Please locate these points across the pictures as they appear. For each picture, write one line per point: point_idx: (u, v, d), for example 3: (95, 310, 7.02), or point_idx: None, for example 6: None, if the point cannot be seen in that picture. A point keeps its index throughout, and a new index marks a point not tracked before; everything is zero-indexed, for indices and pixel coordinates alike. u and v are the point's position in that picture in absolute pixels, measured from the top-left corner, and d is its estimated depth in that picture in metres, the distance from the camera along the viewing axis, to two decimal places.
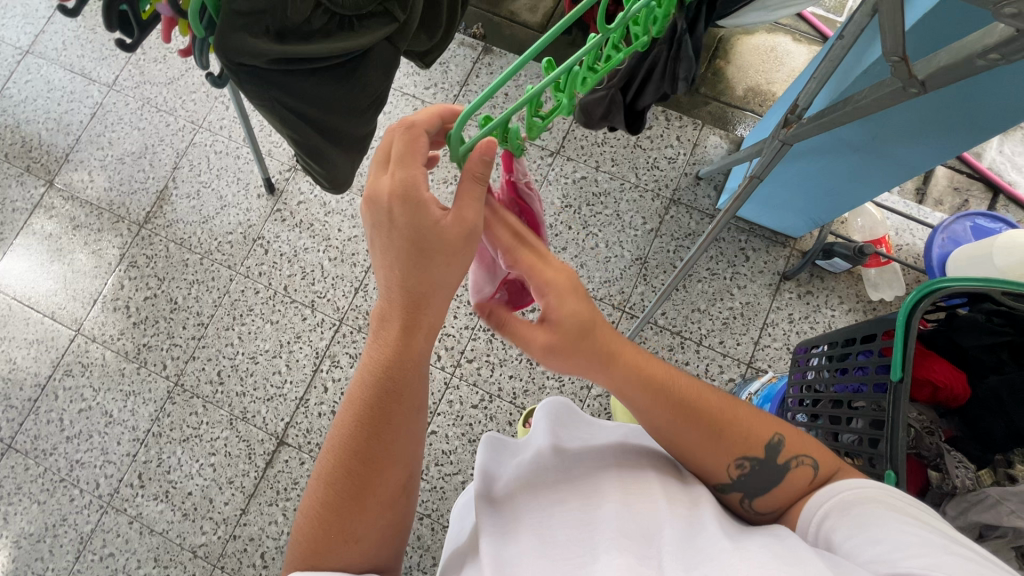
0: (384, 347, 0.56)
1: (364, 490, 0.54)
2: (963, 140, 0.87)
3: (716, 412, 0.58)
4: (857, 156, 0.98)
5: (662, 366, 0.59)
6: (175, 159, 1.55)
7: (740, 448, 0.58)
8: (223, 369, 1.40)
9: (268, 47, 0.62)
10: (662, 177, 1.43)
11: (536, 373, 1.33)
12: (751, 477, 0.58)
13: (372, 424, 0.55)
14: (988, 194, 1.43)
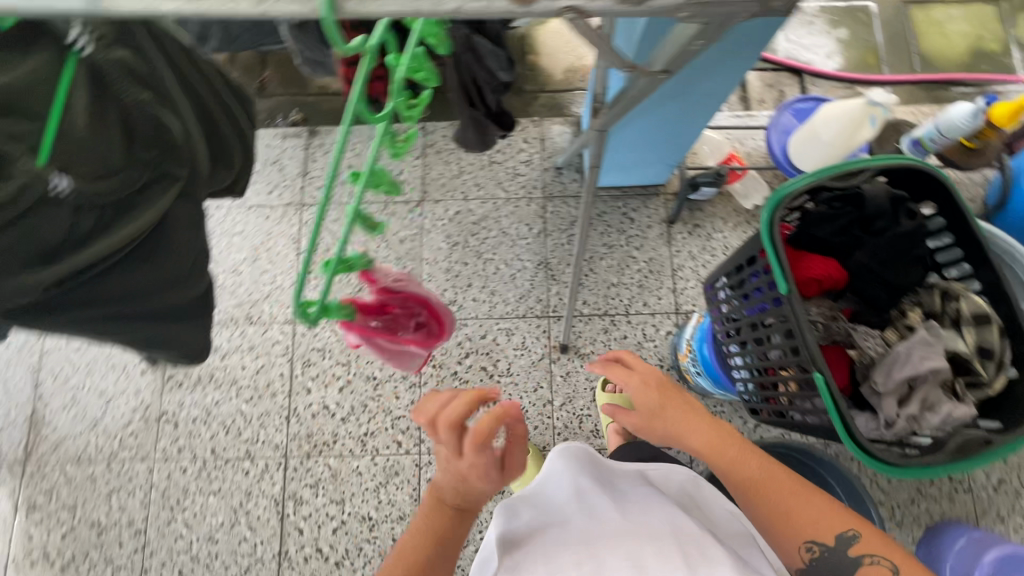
0: (456, 479, 0.68)
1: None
2: (751, 58, 0.93)
3: (796, 497, 0.75)
4: (676, 101, 1.04)
5: (740, 458, 0.79)
6: (31, 376, 1.38)
7: (810, 535, 0.73)
8: (186, 564, 1.26)
9: (41, 280, 0.60)
10: (528, 180, 1.46)
11: None
12: (819, 561, 0.73)
13: (439, 538, 0.70)
14: (795, 80, 1.61)
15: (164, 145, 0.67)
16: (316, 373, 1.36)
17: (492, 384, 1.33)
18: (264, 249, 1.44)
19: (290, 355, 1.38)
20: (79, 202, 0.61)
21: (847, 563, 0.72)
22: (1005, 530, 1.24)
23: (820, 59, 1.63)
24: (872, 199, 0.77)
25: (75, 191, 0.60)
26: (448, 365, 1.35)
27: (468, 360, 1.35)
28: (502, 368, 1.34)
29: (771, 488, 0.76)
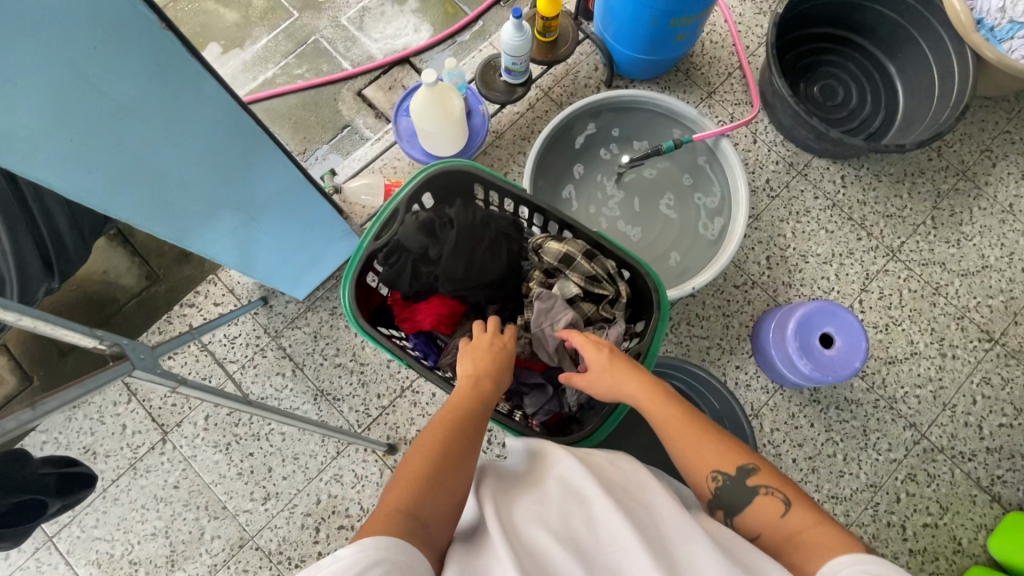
0: (474, 371, 0.77)
1: (456, 465, 0.64)
2: (283, 151, 0.85)
3: (709, 436, 0.69)
4: (271, 213, 0.95)
5: (672, 396, 0.73)
6: None
7: (716, 462, 0.67)
8: None
9: None
10: (247, 335, 1.34)
11: None
12: (724, 491, 0.66)
13: (466, 430, 0.68)
14: (404, 67, 1.59)
15: None
16: None
17: None
18: None
19: None
20: None
21: (744, 492, 0.65)
22: (797, 291, 1.39)
23: (412, 37, 1.64)
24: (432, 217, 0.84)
25: None
26: (307, 552, 1.23)
27: (322, 533, 1.24)
28: (355, 511, 1.25)
29: (680, 427, 0.70)
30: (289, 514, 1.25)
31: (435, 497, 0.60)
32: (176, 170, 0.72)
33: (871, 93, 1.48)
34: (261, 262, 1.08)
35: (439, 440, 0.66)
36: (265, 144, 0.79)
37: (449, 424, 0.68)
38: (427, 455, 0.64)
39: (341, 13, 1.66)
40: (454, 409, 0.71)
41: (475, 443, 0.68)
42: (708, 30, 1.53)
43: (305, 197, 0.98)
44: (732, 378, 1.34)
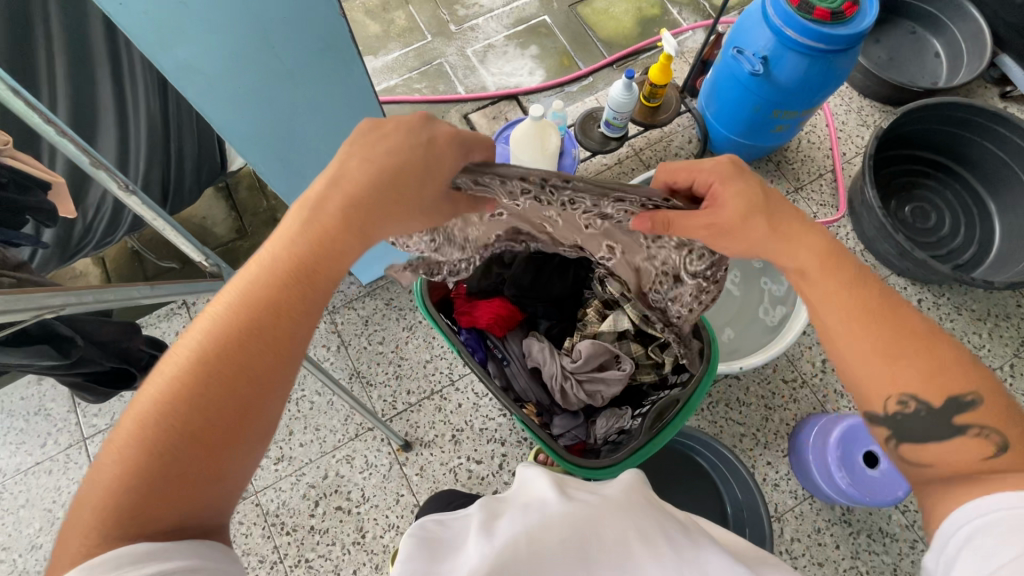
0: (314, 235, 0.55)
1: (241, 412, 0.49)
2: None
3: (915, 340, 0.55)
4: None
5: (864, 285, 0.59)
6: None
7: (910, 380, 0.55)
8: None
9: None
10: None
11: (370, 545, 1.23)
12: (911, 416, 0.56)
13: (278, 336, 0.51)
14: (512, 102, 1.71)
15: None
16: None
17: (354, 520, 1.25)
18: (59, 506, 1.28)
19: None
20: None
21: (941, 425, 0.55)
22: (848, 402, 1.33)
23: (526, 78, 1.77)
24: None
25: None
26: (301, 523, 1.25)
27: (319, 508, 1.27)
28: (356, 496, 1.27)
29: (871, 318, 0.56)
30: (295, 481, 1.29)
31: (192, 474, 0.47)
32: (306, 133, 0.82)
33: (965, 226, 1.45)
34: None
35: (197, 371, 0.48)
36: None
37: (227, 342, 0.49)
38: (187, 397, 0.47)
39: (469, 45, 1.82)
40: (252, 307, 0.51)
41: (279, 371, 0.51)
42: (808, 130, 1.56)
43: None
44: (761, 473, 1.29)
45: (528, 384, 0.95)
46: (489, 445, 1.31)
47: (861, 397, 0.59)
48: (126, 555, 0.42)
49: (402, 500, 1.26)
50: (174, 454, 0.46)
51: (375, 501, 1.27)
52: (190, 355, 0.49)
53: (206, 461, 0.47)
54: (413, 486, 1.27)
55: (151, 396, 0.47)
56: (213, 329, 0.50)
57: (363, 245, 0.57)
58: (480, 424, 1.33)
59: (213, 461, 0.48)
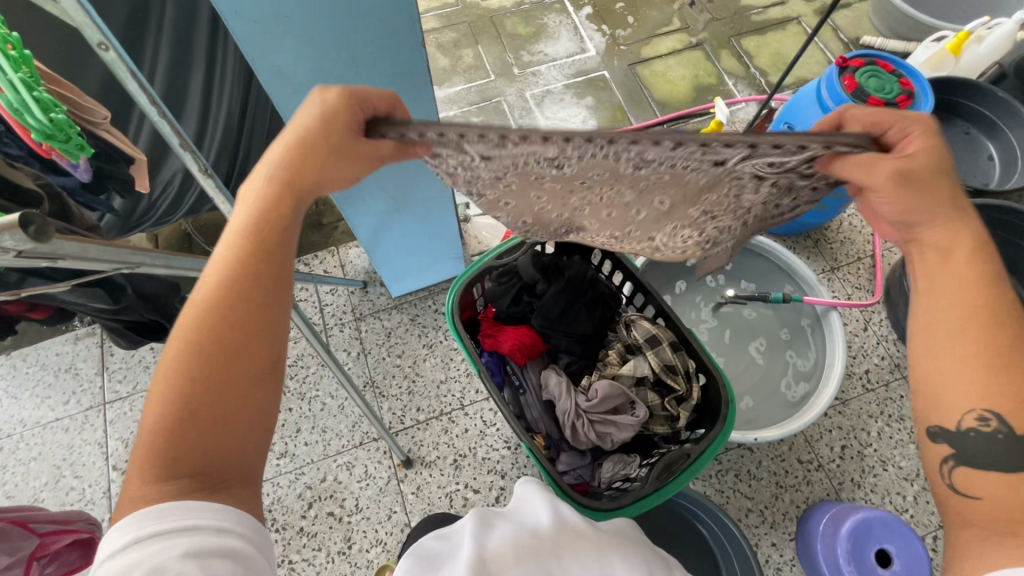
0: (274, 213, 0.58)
1: (223, 364, 0.53)
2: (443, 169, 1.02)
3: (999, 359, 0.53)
4: (410, 216, 1.11)
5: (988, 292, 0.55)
6: None
7: (998, 404, 0.53)
8: None
9: None
10: (337, 308, 1.48)
11: (354, 557, 1.22)
12: (986, 435, 0.54)
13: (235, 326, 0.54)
14: None
15: None
16: None
17: (343, 528, 1.25)
18: (68, 464, 1.31)
19: None
20: None
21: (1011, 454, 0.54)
22: (864, 495, 1.28)
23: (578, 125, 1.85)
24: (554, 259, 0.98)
25: None
26: (291, 522, 1.26)
27: (312, 509, 1.27)
28: (349, 505, 1.27)
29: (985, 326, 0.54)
30: (293, 479, 1.30)
31: (205, 454, 0.51)
32: None
33: None
34: (386, 255, 1.24)
35: (194, 353, 0.53)
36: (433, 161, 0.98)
37: (216, 318, 0.54)
38: (173, 386, 0.52)
39: (528, 88, 1.92)
40: (228, 290, 0.55)
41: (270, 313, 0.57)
42: (851, 213, 1.57)
43: (443, 216, 1.15)
44: (763, 554, 1.23)
45: (540, 416, 0.95)
46: (489, 475, 1.29)
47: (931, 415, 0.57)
48: (160, 517, 0.48)
49: (394, 518, 1.25)
50: (195, 420, 0.52)
51: (367, 512, 1.26)
52: (169, 367, 0.53)
53: (220, 420, 0.52)
54: (407, 504, 1.27)
55: (153, 419, 0.52)
56: (198, 311, 0.54)
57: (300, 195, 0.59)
58: (483, 453, 1.32)
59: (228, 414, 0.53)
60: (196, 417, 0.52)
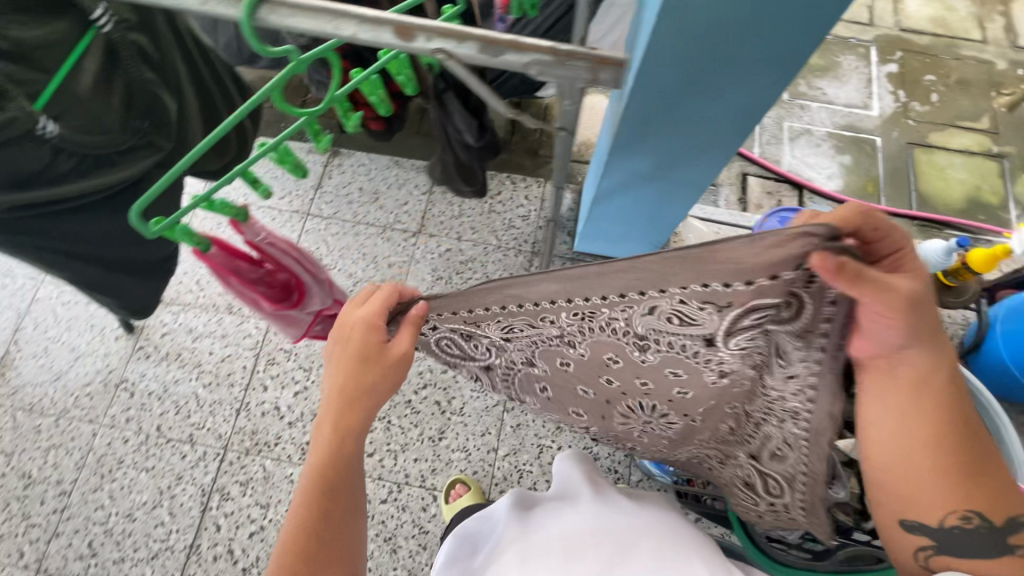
0: (325, 442, 0.62)
1: (325, 529, 0.60)
2: (721, 163, 0.99)
3: (939, 479, 0.54)
4: (650, 189, 1.09)
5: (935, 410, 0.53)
6: (16, 320, 1.41)
7: (976, 506, 0.54)
8: (96, 538, 1.23)
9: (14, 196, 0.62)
10: (520, 234, 1.52)
11: (441, 449, 1.31)
12: (967, 532, 0.54)
13: (335, 494, 0.62)
14: (794, 191, 1.67)
15: (151, 120, 0.72)
16: (278, 373, 1.37)
17: (442, 421, 1.34)
18: None
19: (258, 350, 1.39)
20: (57, 145, 0.63)
21: (961, 542, 0.55)
22: None
23: (821, 178, 1.70)
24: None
25: (61, 137, 0.63)
26: (404, 391, 1.36)
27: (424, 391, 1.36)
28: (455, 405, 1.35)
29: (937, 442, 0.53)
30: (421, 358, 1.39)
31: None
32: (688, 116, 0.88)
33: None
34: (601, 217, 1.26)
35: (313, 506, 0.60)
36: (723, 153, 0.96)
37: (292, 557, 0.59)
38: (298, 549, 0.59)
39: (789, 118, 1.79)
40: (302, 524, 0.60)
41: (332, 551, 0.60)
42: None
43: (680, 204, 1.14)
44: None
45: None
46: (583, 452, 1.31)
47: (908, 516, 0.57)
48: None
49: (486, 438, 1.32)
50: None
51: (468, 419, 1.34)
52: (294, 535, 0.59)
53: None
54: (502, 433, 1.32)
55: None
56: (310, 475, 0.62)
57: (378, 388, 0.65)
58: (588, 429, 1.33)
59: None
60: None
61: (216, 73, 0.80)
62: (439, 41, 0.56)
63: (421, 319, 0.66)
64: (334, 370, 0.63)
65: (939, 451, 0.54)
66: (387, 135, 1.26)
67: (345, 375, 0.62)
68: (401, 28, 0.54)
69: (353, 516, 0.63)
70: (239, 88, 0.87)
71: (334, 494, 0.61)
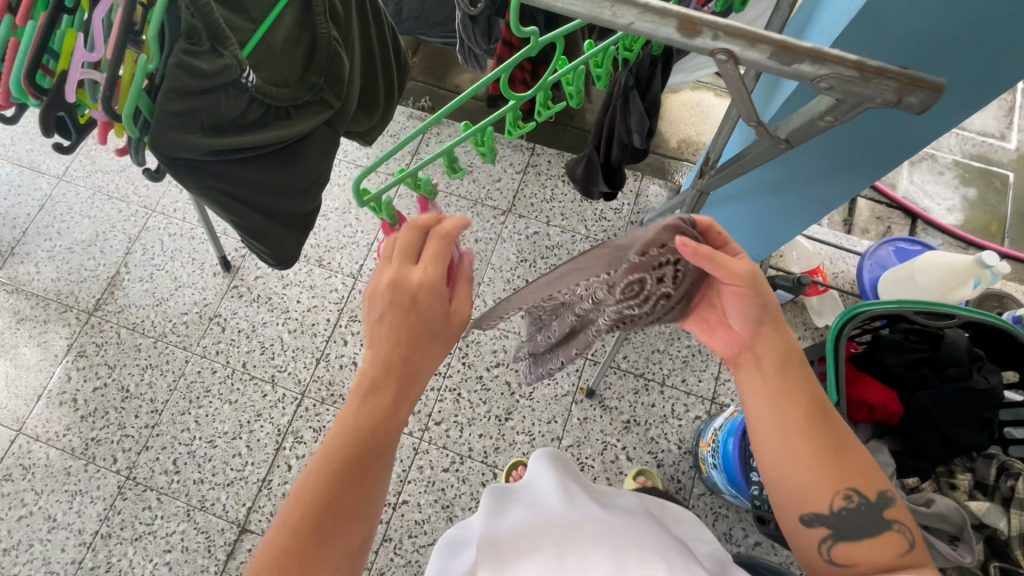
0: (371, 408, 0.53)
1: (345, 492, 0.51)
2: (860, 187, 0.93)
3: (817, 461, 0.55)
4: (785, 199, 1.00)
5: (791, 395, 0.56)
6: (127, 244, 1.50)
7: (855, 483, 0.55)
8: (180, 457, 1.32)
9: (205, 141, 0.52)
10: (610, 227, 1.48)
11: (506, 429, 1.32)
12: (850, 516, 0.55)
13: (364, 452, 0.52)
14: (906, 220, 1.54)
15: (333, 75, 0.62)
16: (359, 331, 1.41)
17: (510, 401, 1.34)
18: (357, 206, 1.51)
19: (342, 305, 1.43)
20: (254, 96, 0.55)
21: (879, 523, 0.56)
22: None
23: (939, 210, 1.57)
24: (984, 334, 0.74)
25: (259, 88, 0.54)
26: (476, 367, 1.37)
27: (495, 369, 1.37)
28: (524, 389, 1.35)
29: (803, 434, 0.55)
30: (496, 337, 1.40)
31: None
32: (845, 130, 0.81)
33: None
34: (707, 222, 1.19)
35: (335, 462, 0.51)
36: (867, 177, 0.89)
37: (301, 517, 0.49)
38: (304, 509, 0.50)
39: None
40: (320, 487, 0.50)
41: (348, 521, 0.51)
42: None
43: (796, 222, 1.08)
44: None
45: None
46: (647, 456, 1.29)
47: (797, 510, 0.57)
48: None
49: (551, 426, 1.32)
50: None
51: (536, 404, 1.34)
52: (302, 495, 0.50)
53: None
54: (568, 423, 1.32)
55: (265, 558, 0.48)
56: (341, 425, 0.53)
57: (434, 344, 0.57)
58: (653, 434, 1.31)
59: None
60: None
61: (386, 35, 0.73)
62: (728, 42, 0.37)
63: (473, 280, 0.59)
64: (381, 319, 0.55)
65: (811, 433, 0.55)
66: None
67: (396, 335, 0.54)
68: (686, 22, 0.37)
69: (378, 490, 0.54)
70: (406, 49, 0.79)
71: (364, 464, 0.52)
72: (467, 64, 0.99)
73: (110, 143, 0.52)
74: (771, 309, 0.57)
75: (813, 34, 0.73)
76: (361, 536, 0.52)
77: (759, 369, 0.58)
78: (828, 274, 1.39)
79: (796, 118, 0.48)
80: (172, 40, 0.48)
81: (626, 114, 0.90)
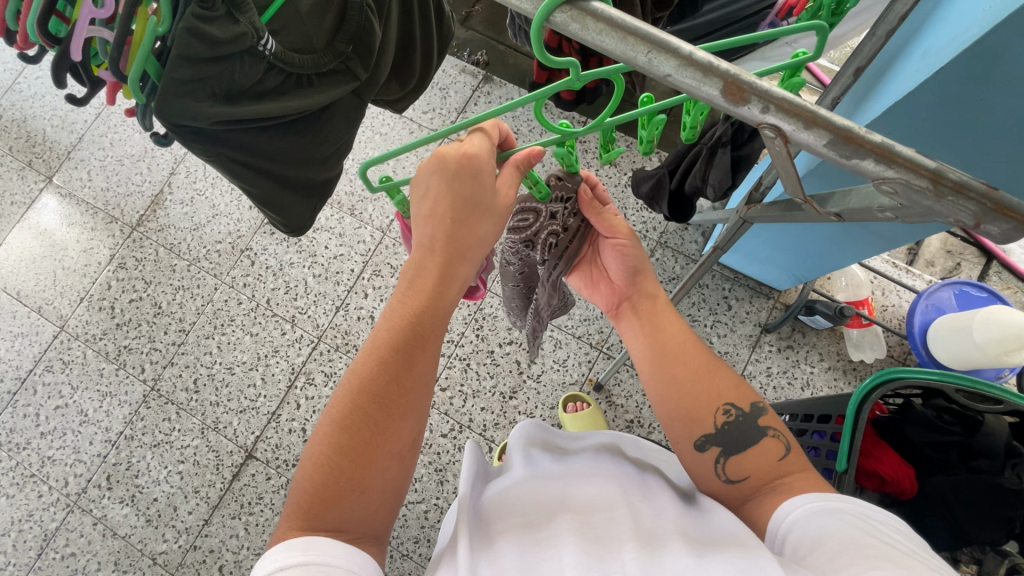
0: (417, 304, 0.51)
1: (389, 386, 0.50)
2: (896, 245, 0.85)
3: (689, 376, 0.58)
4: (805, 240, 0.97)
5: (672, 322, 0.62)
6: (173, 165, 1.54)
7: (725, 394, 0.58)
8: (200, 377, 1.39)
9: (212, 111, 0.54)
10: (651, 218, 1.38)
11: (508, 407, 1.32)
12: (733, 429, 0.57)
13: (410, 344, 0.51)
14: (982, 259, 1.36)
15: (361, 43, 0.64)
16: (381, 286, 1.41)
17: (517, 380, 1.34)
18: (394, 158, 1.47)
19: (367, 258, 1.43)
20: (273, 62, 0.57)
21: (753, 432, 0.57)
22: None
23: None
24: (988, 433, 0.72)
25: (278, 55, 0.57)
26: (490, 340, 1.36)
27: (508, 346, 1.36)
28: (533, 370, 1.34)
29: (679, 359, 0.59)
30: None
31: (360, 486, 0.48)
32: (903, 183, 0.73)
33: None
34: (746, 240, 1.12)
35: (376, 355, 0.51)
36: (894, 243, 0.83)
37: (352, 411, 0.49)
38: (349, 403, 0.50)
39: None
40: (367, 383, 0.50)
41: (397, 416, 0.50)
42: None
43: (836, 260, 1.00)
44: None
45: None
46: None
47: (683, 433, 0.58)
48: (303, 549, 0.43)
49: (554, 412, 1.31)
50: (321, 521, 0.46)
51: (542, 387, 1.33)
52: (338, 400, 0.51)
53: (345, 502, 0.47)
54: None
55: (313, 457, 0.49)
56: (380, 329, 0.52)
57: (482, 222, 0.51)
58: (655, 438, 1.28)
59: (361, 501, 0.48)
60: (320, 525, 0.45)
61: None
62: (779, 118, 0.33)
63: (530, 165, 0.52)
64: (426, 199, 0.51)
65: (685, 354, 0.59)
66: (574, 107, 1.06)
67: (434, 225, 0.51)
68: (732, 83, 0.32)
69: (427, 387, 0.52)
70: (450, 11, 0.77)
71: (409, 356, 0.51)
72: (516, 37, 0.89)
73: (114, 99, 0.54)
74: (646, 256, 0.63)
75: (917, 50, 0.58)
76: (412, 437, 0.51)
77: (636, 313, 0.64)
78: (876, 307, 1.29)
79: (855, 195, 0.43)
80: (184, 2, 0.49)
81: (707, 165, 0.81)
